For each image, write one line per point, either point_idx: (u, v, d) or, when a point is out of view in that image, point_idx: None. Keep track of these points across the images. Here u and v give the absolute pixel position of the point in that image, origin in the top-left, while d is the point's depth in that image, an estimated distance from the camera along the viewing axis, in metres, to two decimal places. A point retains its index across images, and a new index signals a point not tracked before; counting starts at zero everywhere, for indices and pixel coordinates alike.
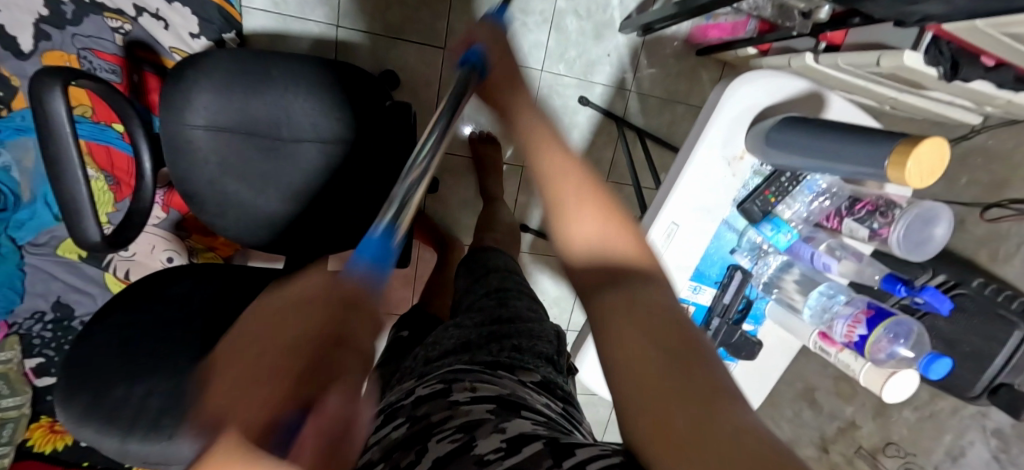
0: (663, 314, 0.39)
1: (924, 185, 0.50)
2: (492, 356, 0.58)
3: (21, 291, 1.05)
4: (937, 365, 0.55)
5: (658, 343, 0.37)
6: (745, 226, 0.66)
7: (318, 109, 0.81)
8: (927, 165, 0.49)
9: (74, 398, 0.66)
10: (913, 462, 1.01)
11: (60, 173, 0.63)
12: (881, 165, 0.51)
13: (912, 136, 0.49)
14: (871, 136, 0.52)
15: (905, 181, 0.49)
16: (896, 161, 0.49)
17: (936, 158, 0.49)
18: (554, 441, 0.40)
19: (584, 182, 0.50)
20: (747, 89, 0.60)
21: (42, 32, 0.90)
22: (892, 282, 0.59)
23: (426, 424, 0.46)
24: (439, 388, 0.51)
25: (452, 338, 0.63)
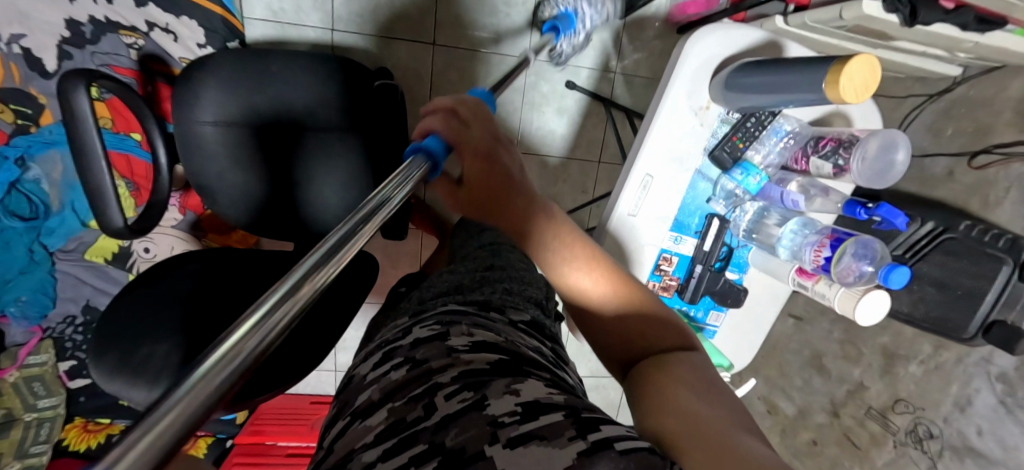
0: (688, 366, 0.51)
1: (859, 100, 0.54)
2: (484, 296, 0.64)
3: (53, 296, 1.12)
4: (897, 277, 0.59)
5: (683, 385, 0.48)
6: (718, 174, 0.69)
7: (316, 98, 0.87)
8: (860, 81, 0.53)
9: (104, 357, 0.70)
10: (922, 416, 1.01)
11: (86, 165, 0.69)
12: (820, 88, 0.55)
13: (843, 56, 0.54)
14: (818, 67, 0.55)
15: (841, 99, 0.54)
16: (831, 81, 0.53)
17: (869, 73, 0.53)
18: (573, 413, 0.42)
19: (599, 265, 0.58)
20: (707, 42, 0.64)
21: (64, 52, 0.98)
22: (852, 206, 0.64)
23: (426, 369, 0.48)
24: (438, 331, 0.54)
25: (447, 281, 0.68)
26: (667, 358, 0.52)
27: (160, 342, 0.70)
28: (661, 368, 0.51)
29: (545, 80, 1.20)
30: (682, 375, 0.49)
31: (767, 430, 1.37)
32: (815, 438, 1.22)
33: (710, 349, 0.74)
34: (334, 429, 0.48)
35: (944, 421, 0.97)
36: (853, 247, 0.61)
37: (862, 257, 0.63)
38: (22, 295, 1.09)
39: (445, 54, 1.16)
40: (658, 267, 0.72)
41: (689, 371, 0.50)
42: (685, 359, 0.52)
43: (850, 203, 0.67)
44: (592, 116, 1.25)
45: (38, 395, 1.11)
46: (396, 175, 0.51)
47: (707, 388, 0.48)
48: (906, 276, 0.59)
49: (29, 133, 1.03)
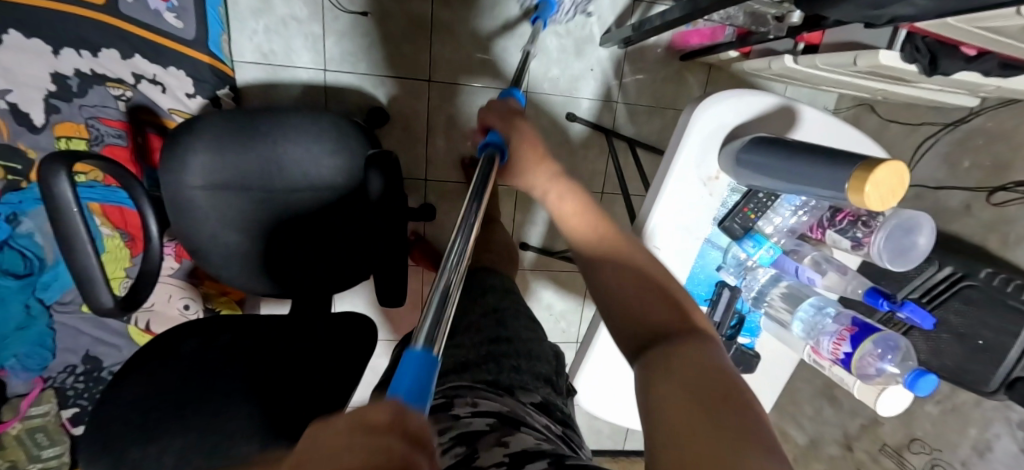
0: (704, 360, 0.41)
1: (887, 206, 0.51)
2: (493, 375, 0.61)
3: (52, 348, 1.10)
4: (923, 385, 0.56)
5: (692, 395, 0.37)
6: (729, 242, 0.66)
7: (307, 158, 0.85)
8: (886, 188, 0.50)
9: (96, 464, 0.68)
10: (939, 458, 0.97)
11: (73, 250, 0.68)
12: (843, 189, 0.52)
13: (869, 160, 0.50)
14: (840, 161, 0.52)
15: (865, 205, 0.50)
16: (856, 185, 0.50)
17: (895, 180, 0.50)
18: (558, 459, 0.42)
19: (621, 255, 0.54)
20: (716, 110, 0.61)
21: (51, 105, 0.96)
22: (875, 297, 0.61)
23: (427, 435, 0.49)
24: (440, 404, 0.55)
25: (453, 358, 0.67)
26: (673, 348, 0.43)
27: (151, 445, 0.71)
28: (657, 364, 0.42)
29: (544, 112, 1.17)
30: (692, 367, 0.40)
31: None
32: None
33: None
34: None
35: (962, 465, 0.94)
36: (874, 343, 0.58)
37: (883, 353, 0.60)
38: (19, 350, 1.07)
39: (441, 90, 1.13)
40: None
41: (700, 365, 0.40)
42: (700, 347, 0.43)
43: (871, 291, 0.63)
44: (594, 146, 1.22)
45: (41, 445, 1.13)
46: (474, 182, 0.56)
47: (721, 385, 0.38)
48: (933, 385, 0.56)
49: (19, 189, 1.00)
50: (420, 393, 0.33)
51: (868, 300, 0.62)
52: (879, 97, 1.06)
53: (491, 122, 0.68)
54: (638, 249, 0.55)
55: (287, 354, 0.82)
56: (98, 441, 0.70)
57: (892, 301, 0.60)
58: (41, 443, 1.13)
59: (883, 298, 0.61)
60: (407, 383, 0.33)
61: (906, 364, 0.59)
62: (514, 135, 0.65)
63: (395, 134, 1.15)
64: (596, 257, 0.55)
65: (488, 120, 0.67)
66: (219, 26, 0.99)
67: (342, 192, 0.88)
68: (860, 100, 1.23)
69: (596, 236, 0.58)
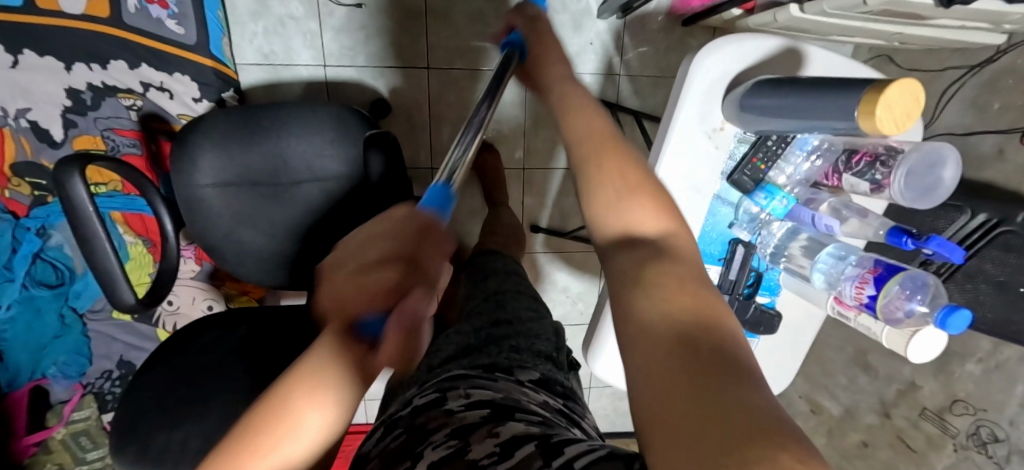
0: (684, 293, 0.35)
1: (900, 129, 0.48)
2: (491, 358, 0.61)
3: (88, 354, 1.15)
4: (956, 322, 0.52)
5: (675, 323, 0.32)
6: (739, 197, 0.64)
7: (310, 149, 0.87)
8: (898, 109, 0.47)
9: (124, 449, 0.72)
10: (984, 418, 0.92)
11: (91, 249, 0.70)
12: (852, 116, 0.49)
13: (879, 81, 0.47)
14: (848, 90, 0.50)
15: (880, 131, 0.48)
16: (866, 111, 0.48)
17: (909, 101, 0.47)
18: (546, 442, 0.41)
19: (613, 156, 0.47)
20: (717, 58, 0.58)
21: (69, 121, 1.00)
22: (898, 235, 0.57)
23: (422, 432, 0.47)
24: (434, 397, 0.53)
25: (453, 345, 0.66)
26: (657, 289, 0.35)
27: (176, 430, 0.73)
28: (639, 308, 0.35)
29: (546, 90, 1.15)
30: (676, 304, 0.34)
31: (813, 431, 1.30)
32: (865, 440, 1.15)
33: None
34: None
35: (1010, 424, 0.88)
36: (901, 283, 0.55)
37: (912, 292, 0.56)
38: (58, 357, 1.13)
39: (440, 77, 1.12)
40: None
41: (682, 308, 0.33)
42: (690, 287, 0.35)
43: (894, 230, 0.59)
44: None
45: (86, 448, 1.18)
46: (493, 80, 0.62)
47: (705, 324, 0.32)
48: (967, 321, 0.52)
49: (46, 203, 1.05)
50: (444, 209, 0.46)
51: (892, 241, 0.58)
52: (897, 44, 1.01)
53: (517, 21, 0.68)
54: (621, 155, 0.47)
55: (300, 345, 0.82)
56: (127, 431, 0.73)
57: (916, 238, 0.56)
58: (85, 446, 1.18)
59: (907, 236, 0.57)
60: (436, 199, 0.46)
61: (937, 303, 0.56)
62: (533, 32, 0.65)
63: (399, 125, 1.15)
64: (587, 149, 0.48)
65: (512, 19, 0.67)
66: (219, 30, 1.00)
67: (347, 182, 0.89)
68: (878, 52, 1.17)
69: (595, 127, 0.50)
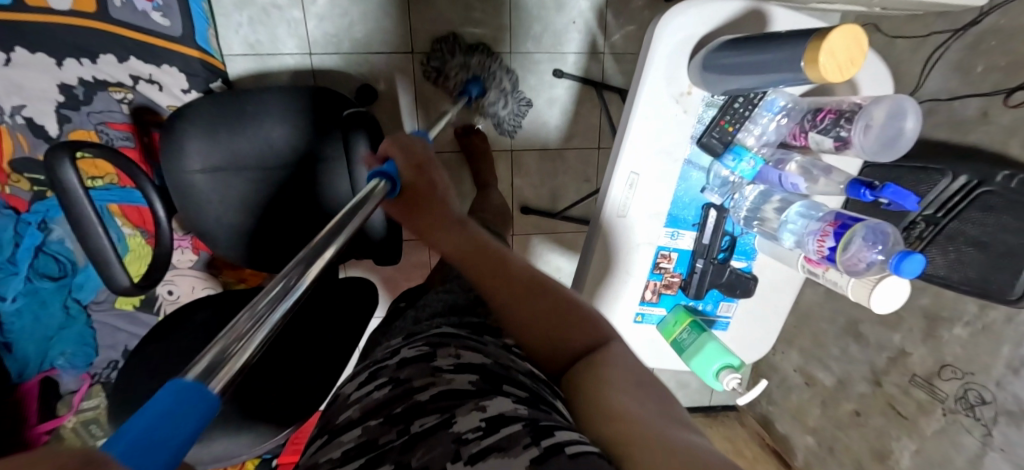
0: (627, 368, 0.49)
1: (846, 75, 0.50)
2: (480, 318, 0.63)
3: (94, 345, 1.18)
4: (908, 267, 0.52)
5: (625, 383, 0.47)
6: (710, 162, 0.65)
7: (295, 133, 0.88)
8: (842, 55, 0.49)
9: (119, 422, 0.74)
10: (972, 381, 0.92)
11: (84, 233, 0.72)
12: (799, 67, 0.51)
13: (822, 29, 0.49)
14: (796, 42, 0.51)
15: (825, 78, 0.50)
16: (811, 58, 0.50)
17: (852, 45, 0.49)
18: (534, 423, 0.41)
19: (526, 299, 0.56)
20: (680, 21, 0.59)
21: (63, 116, 1.03)
22: (856, 188, 0.57)
23: (407, 388, 0.48)
24: (425, 351, 0.54)
25: (441, 301, 0.66)
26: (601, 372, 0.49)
27: None
28: (590, 375, 0.50)
29: (531, 71, 1.15)
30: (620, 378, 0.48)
31: (808, 403, 1.31)
32: (858, 409, 1.16)
33: (716, 350, 0.68)
34: (313, 444, 0.48)
35: (997, 385, 0.89)
36: (862, 234, 0.55)
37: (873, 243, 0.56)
38: (66, 348, 1.16)
39: (425, 61, 1.13)
40: (657, 266, 0.69)
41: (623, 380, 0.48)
42: (623, 365, 0.50)
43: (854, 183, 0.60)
44: (585, 102, 1.20)
45: (96, 436, 1.21)
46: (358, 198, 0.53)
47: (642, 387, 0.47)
48: (919, 265, 0.52)
49: (45, 198, 1.08)
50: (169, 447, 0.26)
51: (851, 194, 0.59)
52: (880, 9, 1.00)
53: (391, 152, 0.67)
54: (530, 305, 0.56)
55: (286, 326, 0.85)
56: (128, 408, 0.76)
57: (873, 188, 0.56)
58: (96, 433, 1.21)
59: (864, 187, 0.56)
60: (134, 437, 0.25)
61: (895, 250, 0.55)
62: (402, 156, 0.65)
63: (386, 112, 1.17)
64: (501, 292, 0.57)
65: (387, 151, 0.66)
66: (204, 21, 1.02)
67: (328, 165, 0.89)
68: (865, 20, 1.16)
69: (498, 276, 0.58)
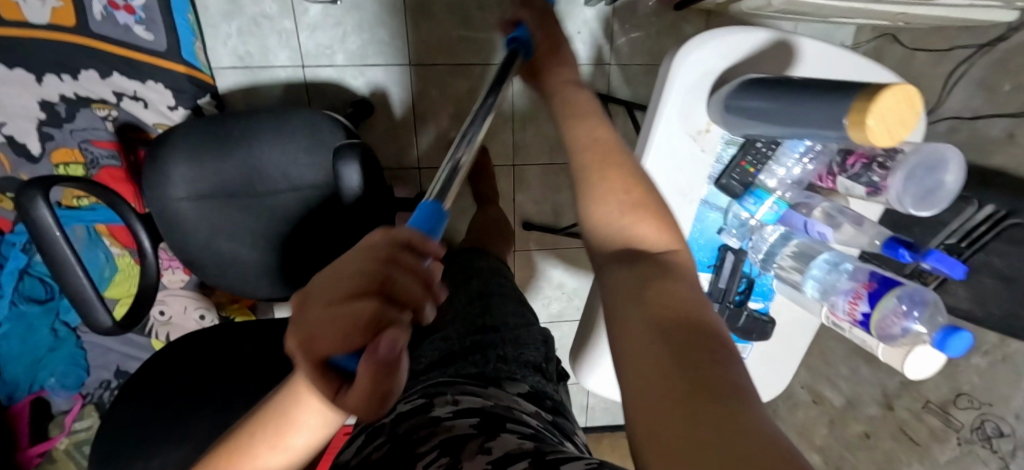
0: (681, 302, 0.36)
1: (896, 140, 0.44)
2: (478, 367, 0.54)
3: (85, 366, 1.15)
4: (955, 344, 0.49)
5: (671, 330, 0.33)
6: (728, 201, 0.61)
7: (287, 157, 0.84)
8: (893, 117, 0.43)
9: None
10: (989, 412, 0.89)
11: (61, 273, 0.68)
12: (842, 125, 0.45)
13: (871, 87, 0.43)
14: (841, 90, 0.46)
15: (870, 142, 0.44)
16: (856, 119, 0.44)
17: (904, 107, 0.43)
18: (540, 457, 0.37)
19: (616, 178, 0.48)
20: (698, 56, 0.54)
21: (45, 134, 0.98)
22: (894, 248, 0.54)
23: (407, 442, 0.43)
24: (420, 404, 0.49)
25: (436, 351, 0.60)
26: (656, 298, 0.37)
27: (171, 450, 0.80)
28: (626, 311, 0.37)
29: None
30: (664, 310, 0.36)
31: (815, 421, 1.29)
32: (867, 431, 1.13)
33: None
34: None
35: (1015, 418, 0.85)
36: (898, 299, 0.52)
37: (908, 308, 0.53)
38: (55, 370, 1.13)
39: (423, 73, 1.08)
40: None
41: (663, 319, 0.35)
42: (681, 292, 0.37)
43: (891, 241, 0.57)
44: None
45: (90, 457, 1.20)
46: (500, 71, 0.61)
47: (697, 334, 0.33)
48: (967, 344, 0.49)
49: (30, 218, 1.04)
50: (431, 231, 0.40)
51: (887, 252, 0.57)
52: (901, 23, 0.95)
53: (523, 16, 0.67)
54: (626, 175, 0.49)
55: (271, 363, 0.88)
56: None
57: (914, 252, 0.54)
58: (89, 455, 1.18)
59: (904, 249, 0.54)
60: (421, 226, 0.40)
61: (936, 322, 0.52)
62: (541, 31, 0.65)
63: (383, 126, 1.12)
64: (591, 161, 0.50)
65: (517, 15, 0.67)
66: (191, 33, 0.96)
67: (326, 190, 0.87)
68: (882, 31, 1.11)
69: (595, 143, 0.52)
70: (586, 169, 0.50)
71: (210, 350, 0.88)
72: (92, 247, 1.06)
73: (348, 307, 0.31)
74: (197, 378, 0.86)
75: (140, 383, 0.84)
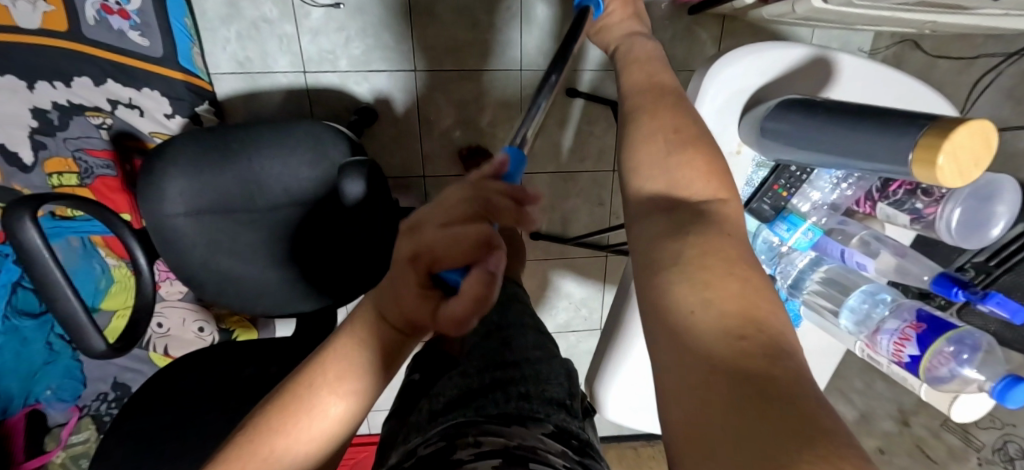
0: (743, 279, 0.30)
1: (968, 180, 0.38)
2: (499, 408, 0.51)
3: (82, 378, 1.13)
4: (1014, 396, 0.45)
5: (732, 323, 0.28)
6: (757, 226, 0.59)
7: (290, 170, 0.81)
8: (968, 155, 0.37)
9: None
10: (1012, 434, 0.86)
11: (53, 296, 0.65)
12: (904, 160, 0.40)
13: (943, 121, 0.38)
14: (895, 122, 0.42)
15: (939, 182, 0.38)
16: (923, 156, 0.38)
17: (980, 145, 0.37)
18: None
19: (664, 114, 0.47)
20: (732, 73, 0.51)
21: (37, 142, 0.95)
22: (947, 286, 0.51)
23: None
24: (440, 446, 0.46)
25: (453, 388, 0.57)
26: (701, 284, 0.31)
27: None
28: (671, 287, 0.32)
29: None
30: (723, 313, 0.29)
31: None
32: (882, 446, 1.10)
33: None
34: None
35: None
36: (950, 344, 0.48)
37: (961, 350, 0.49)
38: (52, 383, 1.10)
39: (429, 78, 1.05)
40: None
41: (713, 319, 0.29)
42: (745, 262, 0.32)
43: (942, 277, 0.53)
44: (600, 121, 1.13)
45: None
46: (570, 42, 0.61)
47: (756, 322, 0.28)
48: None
49: None
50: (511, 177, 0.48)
51: (939, 290, 0.52)
52: (925, 30, 0.92)
53: None
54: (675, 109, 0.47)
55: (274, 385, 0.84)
56: None
57: (969, 291, 0.50)
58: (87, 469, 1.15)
59: (958, 287, 0.51)
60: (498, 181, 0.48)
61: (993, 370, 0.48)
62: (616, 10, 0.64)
63: (387, 134, 1.09)
64: (642, 102, 0.49)
65: None
66: (187, 38, 0.92)
67: (328, 202, 0.85)
68: (902, 37, 1.07)
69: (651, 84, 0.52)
70: (639, 109, 0.49)
71: (210, 373, 0.85)
72: (87, 258, 1.03)
73: (466, 230, 0.40)
74: (195, 398, 0.83)
75: (137, 403, 0.81)
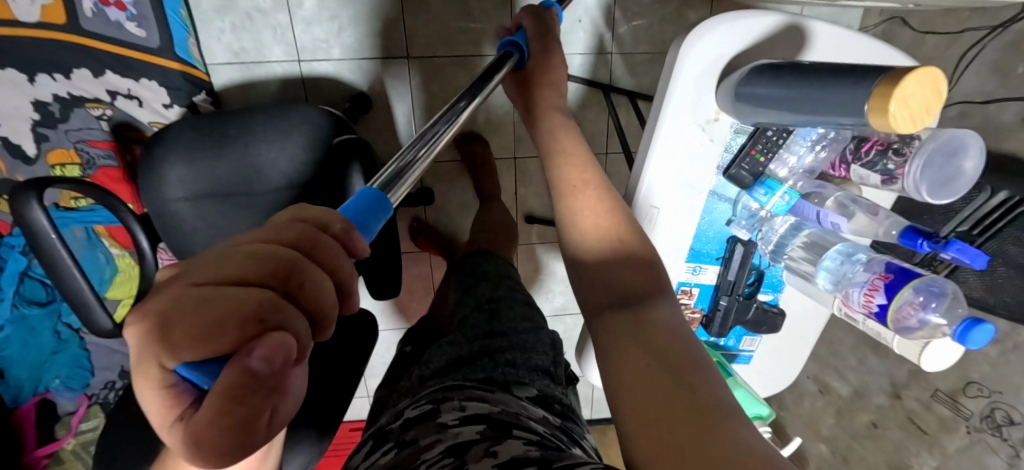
0: (666, 335, 0.46)
1: (922, 126, 0.43)
2: (485, 373, 0.54)
3: (89, 367, 1.16)
4: (976, 338, 0.49)
5: (658, 358, 0.44)
6: (737, 192, 0.59)
7: (283, 154, 0.82)
8: (920, 101, 0.42)
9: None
10: (1000, 402, 0.87)
11: (61, 276, 0.68)
12: (862, 110, 0.44)
13: (894, 71, 0.42)
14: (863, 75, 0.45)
15: (894, 128, 0.43)
16: (878, 106, 0.43)
17: (930, 91, 0.42)
18: (546, 464, 0.37)
19: (606, 213, 0.56)
20: (707, 42, 0.52)
21: (39, 134, 0.97)
22: (912, 238, 0.54)
23: (414, 449, 0.42)
24: (428, 410, 0.48)
25: (444, 355, 0.59)
26: (643, 347, 0.46)
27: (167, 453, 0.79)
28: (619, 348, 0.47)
29: None
30: (651, 352, 0.45)
31: (822, 411, 1.28)
32: (874, 420, 1.12)
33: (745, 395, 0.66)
34: None
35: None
36: (914, 293, 0.51)
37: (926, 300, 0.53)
38: (60, 372, 1.13)
39: (421, 65, 1.06)
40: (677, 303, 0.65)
41: (649, 362, 0.44)
42: (667, 326, 0.47)
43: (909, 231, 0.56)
44: (592, 105, 1.14)
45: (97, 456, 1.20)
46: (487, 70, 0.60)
47: (680, 359, 0.43)
48: (987, 336, 0.49)
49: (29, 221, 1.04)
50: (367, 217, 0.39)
51: (905, 242, 0.55)
52: (911, 5, 0.92)
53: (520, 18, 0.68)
54: (611, 210, 0.56)
55: None
56: None
57: (933, 241, 0.54)
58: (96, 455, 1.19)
59: (923, 238, 0.54)
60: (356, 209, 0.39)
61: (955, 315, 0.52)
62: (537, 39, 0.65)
63: (380, 121, 1.11)
64: (586, 201, 0.57)
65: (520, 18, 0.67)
66: (183, 29, 0.94)
67: (314, 182, 0.83)
68: (891, 14, 1.08)
69: (585, 183, 0.58)
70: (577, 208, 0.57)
71: None
72: (92, 247, 1.04)
73: (236, 292, 0.27)
74: None
75: None
